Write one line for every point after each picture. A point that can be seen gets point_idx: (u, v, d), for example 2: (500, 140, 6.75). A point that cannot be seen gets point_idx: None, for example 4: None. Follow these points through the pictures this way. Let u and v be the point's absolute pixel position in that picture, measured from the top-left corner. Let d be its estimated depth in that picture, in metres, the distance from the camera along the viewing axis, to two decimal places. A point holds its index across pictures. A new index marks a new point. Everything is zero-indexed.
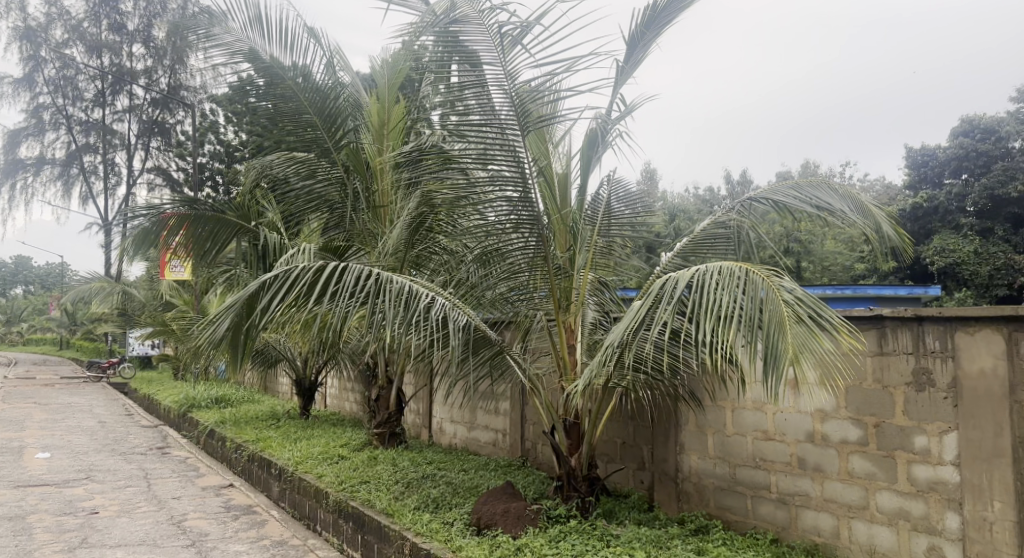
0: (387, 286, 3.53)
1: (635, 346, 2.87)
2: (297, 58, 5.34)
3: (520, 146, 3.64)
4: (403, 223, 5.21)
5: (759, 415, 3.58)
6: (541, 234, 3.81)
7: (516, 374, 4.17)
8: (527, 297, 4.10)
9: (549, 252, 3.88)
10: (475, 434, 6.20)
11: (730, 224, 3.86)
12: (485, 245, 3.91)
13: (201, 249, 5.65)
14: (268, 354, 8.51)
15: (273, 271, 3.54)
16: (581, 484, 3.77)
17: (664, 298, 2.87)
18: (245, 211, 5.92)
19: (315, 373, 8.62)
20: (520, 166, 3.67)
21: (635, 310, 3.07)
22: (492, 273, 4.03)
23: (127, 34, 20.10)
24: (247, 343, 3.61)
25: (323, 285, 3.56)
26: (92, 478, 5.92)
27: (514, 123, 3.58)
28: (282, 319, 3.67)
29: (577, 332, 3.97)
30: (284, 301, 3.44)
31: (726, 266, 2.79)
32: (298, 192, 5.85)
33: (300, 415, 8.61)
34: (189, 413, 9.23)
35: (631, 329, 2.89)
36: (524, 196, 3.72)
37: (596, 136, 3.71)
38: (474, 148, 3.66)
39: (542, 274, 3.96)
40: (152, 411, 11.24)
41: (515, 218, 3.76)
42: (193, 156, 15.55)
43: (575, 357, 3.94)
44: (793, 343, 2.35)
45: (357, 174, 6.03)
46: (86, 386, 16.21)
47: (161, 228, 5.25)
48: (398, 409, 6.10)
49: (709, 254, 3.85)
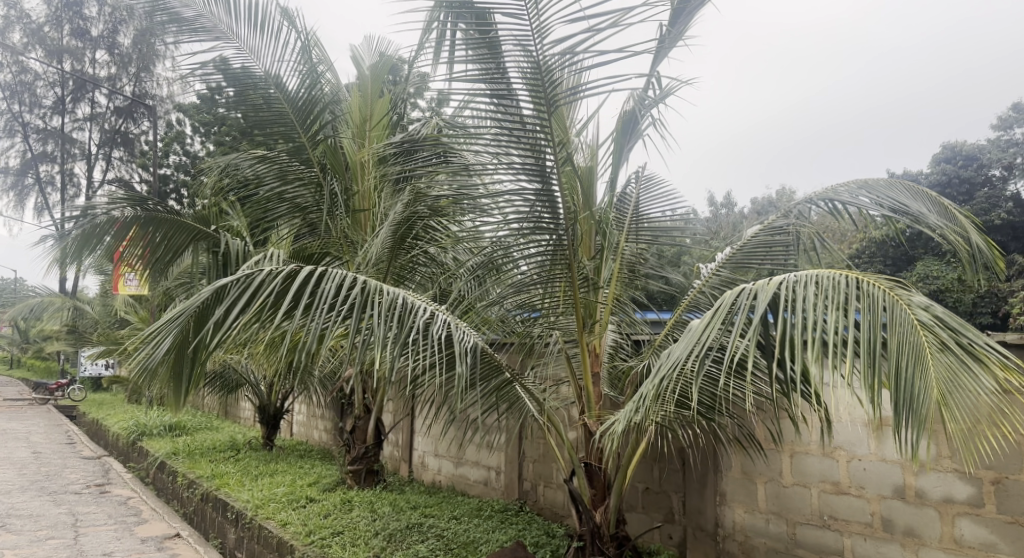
0: (376, 300, 2.79)
1: (702, 378, 2.19)
2: (266, 40, 4.59)
3: (541, 131, 2.98)
4: (389, 227, 4.49)
5: (828, 462, 2.94)
6: (563, 238, 3.16)
7: (527, 407, 3.46)
8: (541, 314, 3.43)
9: (573, 260, 3.21)
10: (463, 471, 5.47)
11: (788, 229, 3.24)
12: (494, 250, 3.24)
13: (155, 257, 4.84)
14: (227, 378, 7.66)
15: (232, 275, 2.76)
16: (608, 546, 3.08)
17: (738, 318, 2.21)
18: (205, 215, 5.14)
19: (281, 399, 7.78)
20: (540, 156, 3.02)
21: (693, 329, 2.40)
22: (502, 284, 3.35)
23: (89, 39, 18.92)
24: (196, 369, 2.81)
25: (295, 296, 2.79)
26: (7, 527, 4.98)
27: (537, 100, 2.88)
28: (241, 337, 2.90)
29: (602, 357, 3.34)
30: (244, 316, 2.66)
31: (824, 275, 2.15)
32: (265, 196, 5.10)
33: (262, 445, 7.74)
34: (138, 443, 8.27)
35: (697, 356, 2.20)
36: (543, 190, 3.05)
37: (631, 115, 3.10)
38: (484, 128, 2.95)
39: (563, 286, 3.29)
40: (98, 439, 10.18)
41: (534, 218, 3.10)
42: (155, 165, 14.55)
43: (598, 387, 3.29)
44: (940, 381, 1.72)
45: (333, 173, 5.28)
46: (27, 409, 14.92)
47: (104, 231, 4.53)
48: (376, 443, 5.32)
49: (764, 264, 3.20)
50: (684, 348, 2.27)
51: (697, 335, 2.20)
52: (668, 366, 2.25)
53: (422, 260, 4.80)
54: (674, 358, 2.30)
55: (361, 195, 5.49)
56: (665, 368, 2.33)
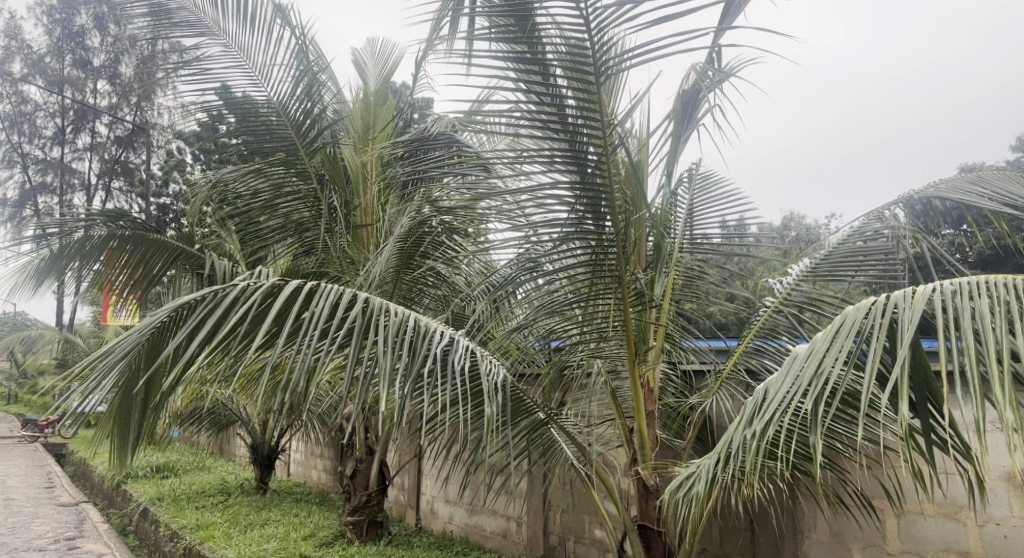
0: (382, 323, 2.19)
1: (825, 424, 1.62)
2: (258, 37, 4.03)
3: (580, 112, 2.42)
4: (395, 241, 3.92)
5: (952, 527, 2.44)
6: (606, 246, 2.59)
7: (565, 452, 2.87)
8: (579, 338, 2.85)
9: (621, 273, 2.63)
10: (478, 520, 4.84)
11: (883, 235, 2.69)
12: (522, 264, 2.67)
13: (144, 274, 4.31)
14: (219, 412, 7.05)
15: (196, 291, 2.13)
16: None
17: (871, 344, 1.63)
18: (189, 233, 4.59)
19: (276, 437, 7.12)
20: (580, 145, 2.46)
21: (799, 357, 1.82)
22: (533, 305, 2.77)
23: (92, 69, 16.66)
24: (148, 412, 2.19)
25: (276, 319, 2.17)
26: None
27: (581, 69, 2.31)
28: (210, 369, 2.28)
29: (657, 392, 2.76)
30: (207, 346, 2.02)
31: (996, 283, 1.57)
32: (256, 212, 4.55)
33: (256, 488, 7.07)
34: (122, 485, 7.60)
35: (816, 394, 1.63)
36: (588, 186, 2.50)
37: (693, 95, 2.60)
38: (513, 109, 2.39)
39: (608, 305, 2.71)
40: (83, 481, 9.50)
41: (574, 222, 2.55)
42: (152, 193, 13.93)
43: (653, 430, 2.70)
44: None
45: (332, 185, 4.74)
46: (14, 446, 14.27)
47: (76, 251, 3.94)
48: (380, 490, 4.67)
49: (855, 276, 2.62)
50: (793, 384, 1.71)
51: (816, 368, 1.64)
52: (774, 408, 1.68)
53: (432, 280, 4.24)
54: (778, 398, 1.73)
55: (363, 208, 4.92)
56: (766, 409, 1.75)
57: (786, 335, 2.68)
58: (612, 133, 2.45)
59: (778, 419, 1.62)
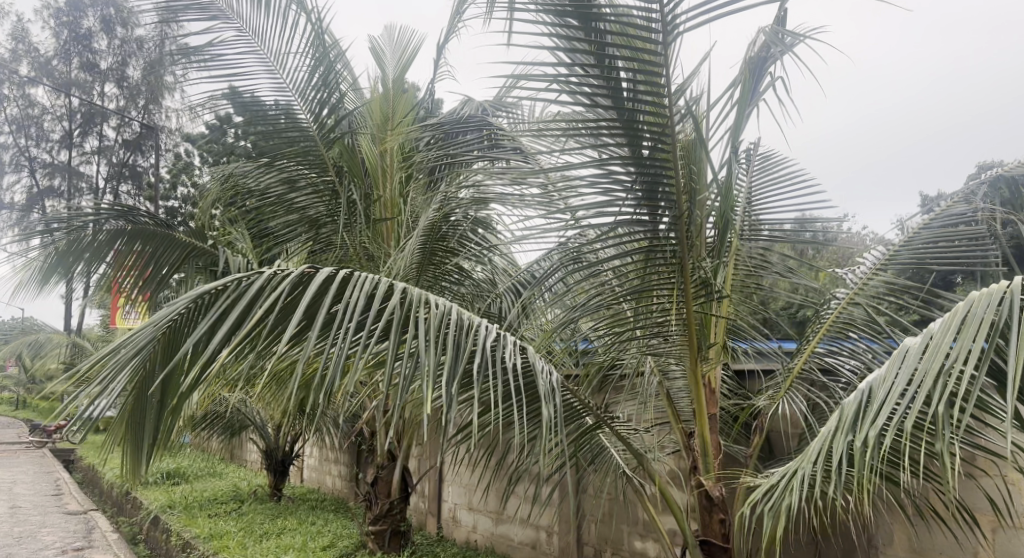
0: (421, 317, 1.92)
1: (953, 432, 1.35)
2: (272, 19, 3.80)
3: (631, 84, 2.13)
4: (420, 231, 3.64)
5: None
6: (665, 233, 2.34)
7: (619, 459, 2.63)
8: (631, 335, 2.61)
9: (683, 261, 2.38)
10: (505, 530, 4.60)
11: (971, 217, 2.40)
12: (572, 253, 2.43)
13: (151, 276, 4.04)
14: (232, 417, 6.86)
15: (218, 281, 1.89)
16: None
17: (1006, 335, 1.36)
18: (200, 229, 4.36)
19: (290, 442, 6.89)
20: (635, 119, 2.19)
21: (914, 352, 1.55)
22: (583, 299, 2.52)
23: (99, 73, 16.14)
24: (166, 415, 1.96)
25: (305, 312, 1.93)
26: None
27: (636, 30, 2.05)
28: (236, 367, 2.05)
29: (718, 393, 2.51)
30: (229, 341, 1.77)
31: None
32: (271, 207, 4.32)
33: (270, 495, 6.85)
34: (133, 492, 7.40)
35: (940, 395, 1.38)
36: (646, 167, 2.24)
37: (759, 62, 2.36)
38: (555, 82, 2.12)
39: (666, 298, 2.45)
40: (95, 488, 9.31)
41: (631, 206, 2.30)
42: (160, 197, 13.68)
43: (716, 435, 2.45)
44: None
45: (351, 178, 4.47)
46: (24, 452, 14.14)
47: (82, 247, 3.72)
48: (402, 498, 4.39)
49: (940, 263, 2.35)
50: (908, 383, 1.46)
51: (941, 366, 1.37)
52: (886, 410, 1.43)
53: (454, 277, 3.98)
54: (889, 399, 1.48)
55: (382, 202, 4.68)
56: (875, 411, 1.50)
57: (862, 329, 2.42)
58: (677, 103, 2.18)
59: (894, 424, 1.37)
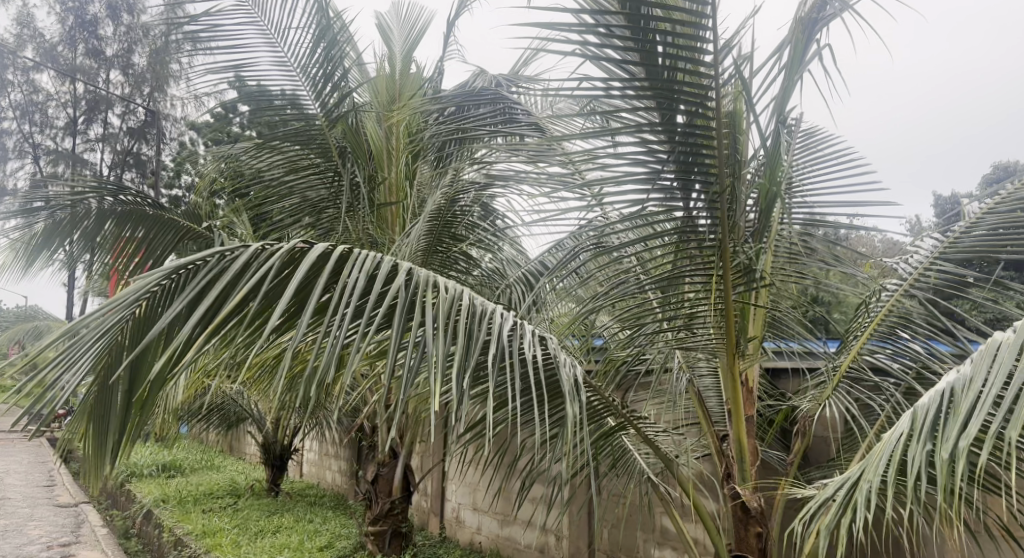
0: (428, 300, 1.68)
1: None
2: None
3: (666, 33, 1.83)
4: (426, 215, 3.42)
5: None
6: (701, 213, 2.09)
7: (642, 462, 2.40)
8: (659, 328, 2.37)
9: (720, 245, 2.13)
10: (511, 532, 4.39)
11: None
12: (596, 234, 2.19)
13: (148, 256, 3.81)
14: (229, 409, 6.65)
15: (195, 256, 1.66)
16: None
17: None
18: (195, 211, 4.13)
19: (289, 436, 6.68)
20: (670, 78, 1.91)
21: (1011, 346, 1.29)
22: (607, 286, 2.29)
23: (102, 58, 15.37)
24: (137, 406, 1.73)
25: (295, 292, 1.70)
26: None
27: None
28: (218, 354, 1.82)
29: (756, 392, 2.27)
30: (206, 323, 1.54)
31: None
32: (268, 189, 4.10)
33: (267, 490, 6.66)
34: (128, 484, 7.20)
35: None
36: (681, 139, 1.99)
37: (810, 24, 2.11)
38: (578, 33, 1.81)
39: (700, 286, 2.21)
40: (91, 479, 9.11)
41: (664, 182, 2.05)
42: (162, 186, 13.37)
43: (753, 439, 2.21)
44: None
45: (354, 159, 4.21)
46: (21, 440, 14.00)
47: (69, 227, 3.47)
48: (404, 497, 4.18)
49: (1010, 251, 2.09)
50: (1007, 382, 1.20)
51: None
52: (980, 416, 1.17)
53: (460, 265, 3.77)
54: (980, 401, 1.22)
55: (387, 184, 4.45)
56: (964, 416, 1.24)
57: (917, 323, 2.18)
58: (720, 65, 1.92)
59: (992, 431, 1.11)
